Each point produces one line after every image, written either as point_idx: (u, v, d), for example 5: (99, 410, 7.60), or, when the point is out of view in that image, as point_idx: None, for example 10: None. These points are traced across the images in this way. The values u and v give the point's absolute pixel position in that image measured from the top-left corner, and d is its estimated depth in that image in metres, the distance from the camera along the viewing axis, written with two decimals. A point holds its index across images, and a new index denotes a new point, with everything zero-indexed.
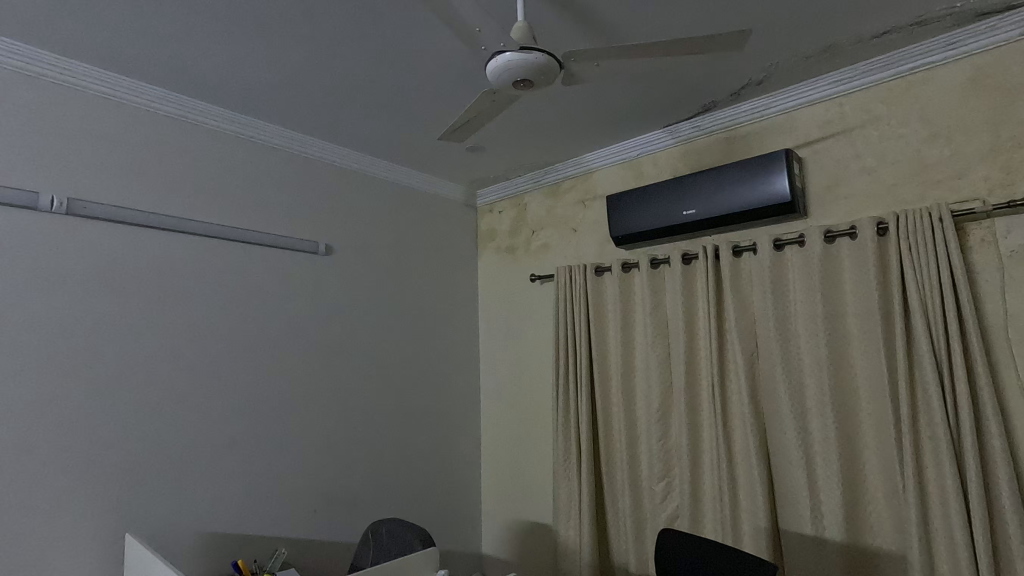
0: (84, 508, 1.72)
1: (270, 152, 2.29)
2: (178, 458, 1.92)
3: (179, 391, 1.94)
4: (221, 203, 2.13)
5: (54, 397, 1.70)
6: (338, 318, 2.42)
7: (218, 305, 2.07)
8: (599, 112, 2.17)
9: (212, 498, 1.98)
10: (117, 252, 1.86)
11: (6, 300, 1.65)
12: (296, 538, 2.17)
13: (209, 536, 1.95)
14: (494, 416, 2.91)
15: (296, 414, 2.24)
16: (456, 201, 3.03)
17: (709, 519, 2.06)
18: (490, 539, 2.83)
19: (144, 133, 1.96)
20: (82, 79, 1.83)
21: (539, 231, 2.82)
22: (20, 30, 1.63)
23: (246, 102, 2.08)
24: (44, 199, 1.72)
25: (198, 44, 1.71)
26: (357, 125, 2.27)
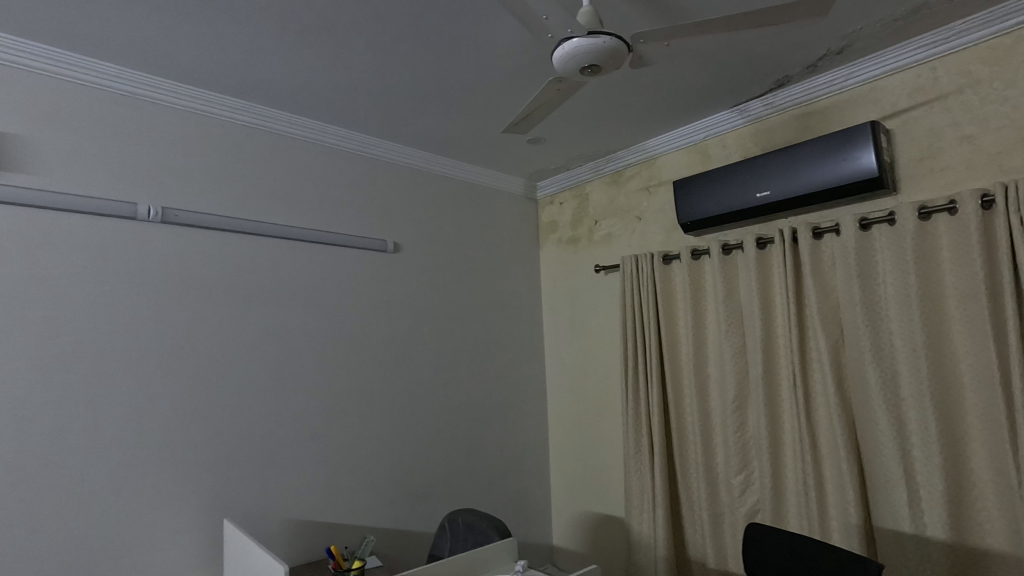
0: (186, 495, 1.85)
1: (339, 154, 2.37)
2: (265, 449, 2.03)
3: (264, 385, 2.05)
4: (296, 206, 2.22)
5: (157, 392, 1.84)
6: (407, 313, 2.48)
7: (296, 304, 2.17)
8: (663, 95, 2.11)
9: (298, 486, 2.08)
10: (206, 256, 1.99)
11: (113, 303, 1.79)
12: (376, 527, 2.25)
13: (297, 523, 2.06)
14: (561, 409, 2.90)
15: (371, 407, 2.31)
16: (517, 194, 3.03)
17: (794, 514, 1.97)
18: (561, 531, 2.83)
19: (225, 143, 2.07)
20: (169, 95, 1.95)
21: (603, 220, 2.77)
22: (116, 52, 1.77)
23: (316, 107, 2.16)
24: (141, 208, 1.85)
25: (271, 54, 1.79)
26: (421, 123, 2.31)
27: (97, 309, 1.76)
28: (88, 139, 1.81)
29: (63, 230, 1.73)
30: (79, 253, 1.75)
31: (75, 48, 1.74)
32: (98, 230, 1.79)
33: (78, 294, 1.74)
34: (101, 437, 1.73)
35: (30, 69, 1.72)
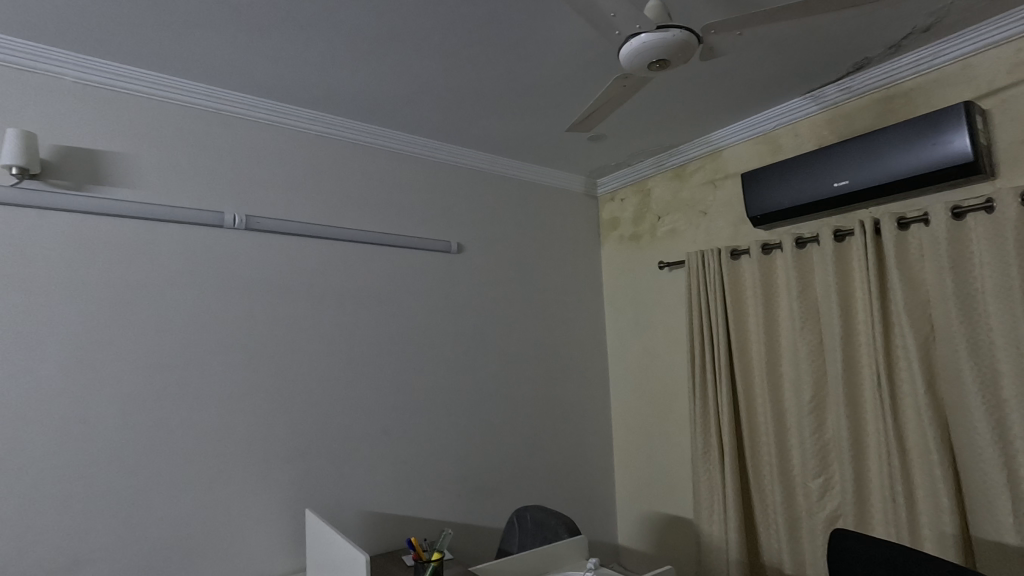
0: (271, 486, 1.97)
1: (405, 159, 2.44)
2: (341, 444, 2.12)
3: (339, 383, 2.15)
4: (365, 211, 2.31)
5: (245, 389, 1.96)
6: (471, 313, 2.53)
7: (367, 304, 2.26)
8: (731, 85, 2.05)
9: (372, 480, 2.17)
10: (285, 260, 2.10)
11: (205, 306, 1.93)
12: (444, 521, 2.31)
13: (371, 515, 2.15)
14: (625, 407, 2.87)
15: (439, 404, 2.37)
16: (577, 191, 3.02)
17: (879, 520, 1.87)
18: (626, 530, 2.81)
19: (300, 152, 2.18)
20: (249, 109, 2.08)
21: (665, 216, 2.72)
22: (204, 71, 1.89)
23: (383, 114, 2.24)
24: (228, 217, 1.98)
25: (343, 66, 1.87)
26: (483, 125, 2.34)
27: (191, 311, 1.90)
28: (181, 154, 1.95)
29: (160, 238, 1.88)
30: (174, 260, 1.90)
31: (168, 70, 1.88)
32: (190, 239, 1.93)
33: (174, 297, 1.88)
34: (196, 431, 1.86)
35: (129, 91, 1.88)
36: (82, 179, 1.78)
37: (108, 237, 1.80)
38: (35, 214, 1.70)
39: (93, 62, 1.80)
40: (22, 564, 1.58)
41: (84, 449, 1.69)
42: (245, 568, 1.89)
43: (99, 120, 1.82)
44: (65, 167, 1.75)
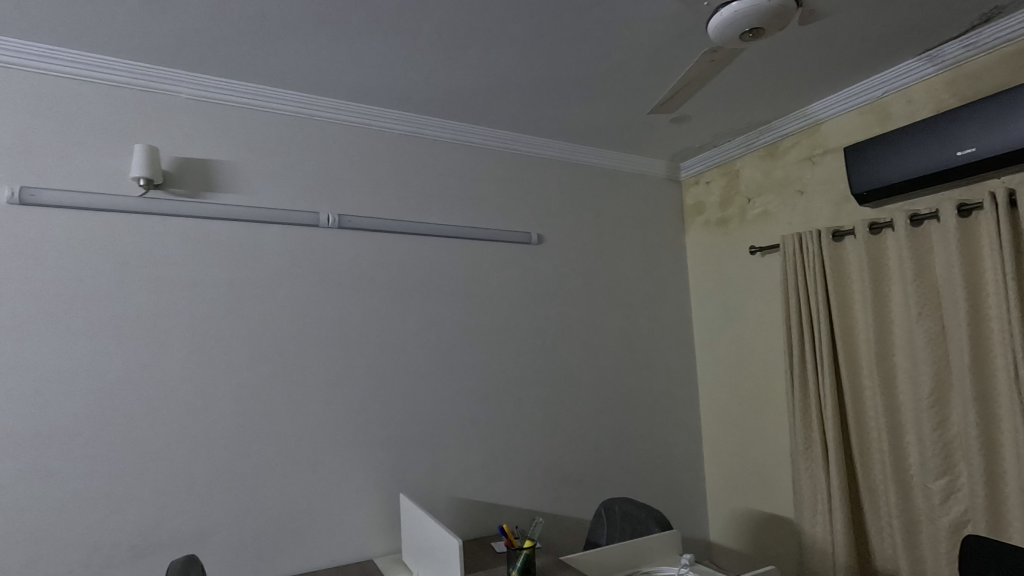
0: (368, 471, 2.07)
1: (484, 153, 2.47)
2: (431, 432, 2.19)
3: (427, 373, 2.22)
4: (447, 206, 2.36)
5: (341, 379, 2.08)
6: (553, 304, 2.52)
7: (451, 297, 2.31)
8: (832, 51, 1.88)
9: (460, 468, 2.22)
10: (374, 256, 2.19)
11: (304, 301, 2.06)
12: (531, 510, 2.33)
13: (461, 502, 2.21)
14: (715, 400, 2.75)
15: (522, 394, 2.39)
16: (659, 176, 2.92)
17: (1019, 529, 1.66)
18: (719, 528, 2.70)
19: (386, 152, 2.26)
20: (339, 113, 2.18)
21: (757, 198, 2.56)
22: (298, 80, 2.01)
23: (462, 110, 2.27)
24: (323, 217, 2.10)
25: (424, 65, 1.91)
26: (561, 113, 2.31)
27: (293, 306, 2.04)
28: (280, 159, 2.08)
29: (264, 239, 2.02)
30: (277, 258, 2.03)
31: (266, 80, 2.01)
32: (289, 238, 2.06)
33: (277, 293, 2.02)
34: (300, 417, 2.00)
35: (233, 103, 2.02)
36: (196, 187, 1.94)
37: (220, 239, 1.96)
38: (159, 220, 1.88)
39: (203, 78, 1.96)
40: (159, 533, 1.77)
41: (206, 432, 1.86)
42: (347, 547, 2.01)
43: (208, 132, 1.98)
44: (181, 176, 1.93)
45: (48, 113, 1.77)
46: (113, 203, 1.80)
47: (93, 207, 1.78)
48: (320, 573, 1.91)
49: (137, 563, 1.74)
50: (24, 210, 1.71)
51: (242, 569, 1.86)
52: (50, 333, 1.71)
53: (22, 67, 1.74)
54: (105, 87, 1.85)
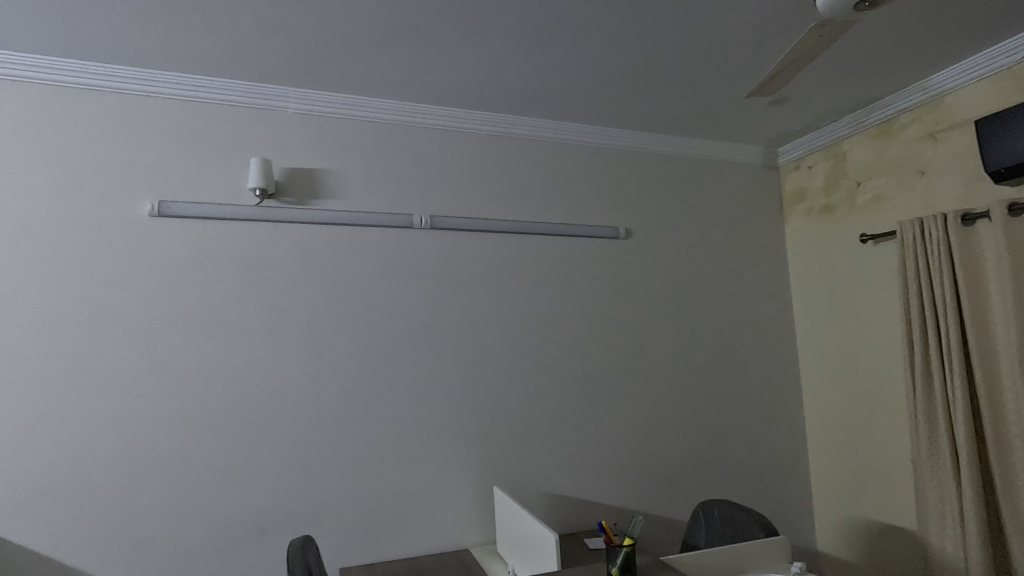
0: (462, 463, 2.14)
1: (569, 148, 2.45)
2: (522, 427, 2.22)
3: (517, 369, 2.25)
4: (533, 203, 2.37)
5: (436, 374, 2.15)
6: (642, 299, 2.47)
7: (539, 294, 2.32)
8: (960, 13, 1.69)
9: (551, 463, 2.24)
10: (465, 255, 2.25)
11: (400, 299, 2.15)
12: (624, 508, 2.30)
13: (552, 497, 2.22)
14: (821, 399, 2.56)
15: (612, 390, 2.36)
16: (754, 163, 2.76)
17: None
18: (827, 536, 2.53)
19: (474, 152, 2.32)
20: (429, 118, 2.26)
21: (867, 181, 2.36)
22: (392, 89, 2.11)
23: (548, 106, 2.27)
24: (416, 218, 2.19)
25: (511, 65, 1.94)
26: (649, 104, 2.25)
27: (390, 304, 2.14)
28: (375, 165, 2.19)
29: (363, 241, 2.14)
30: (376, 259, 2.14)
31: (364, 91, 2.13)
32: (386, 240, 2.17)
33: (376, 293, 2.13)
34: (400, 410, 2.10)
35: (334, 114, 2.15)
36: (304, 195, 2.09)
37: (325, 242, 2.09)
38: (273, 227, 2.05)
39: (308, 93, 2.11)
40: (279, 513, 1.93)
41: (317, 422, 2.01)
42: (445, 535, 2.09)
43: (313, 143, 2.13)
44: (291, 185, 2.08)
45: (180, 133, 1.98)
46: (235, 213, 1.98)
47: (217, 217, 1.97)
48: (421, 559, 2.01)
49: (260, 539, 1.91)
50: (161, 222, 1.93)
51: (352, 550, 1.98)
52: (185, 331, 1.91)
53: (162, 94, 1.97)
54: (224, 106, 2.04)
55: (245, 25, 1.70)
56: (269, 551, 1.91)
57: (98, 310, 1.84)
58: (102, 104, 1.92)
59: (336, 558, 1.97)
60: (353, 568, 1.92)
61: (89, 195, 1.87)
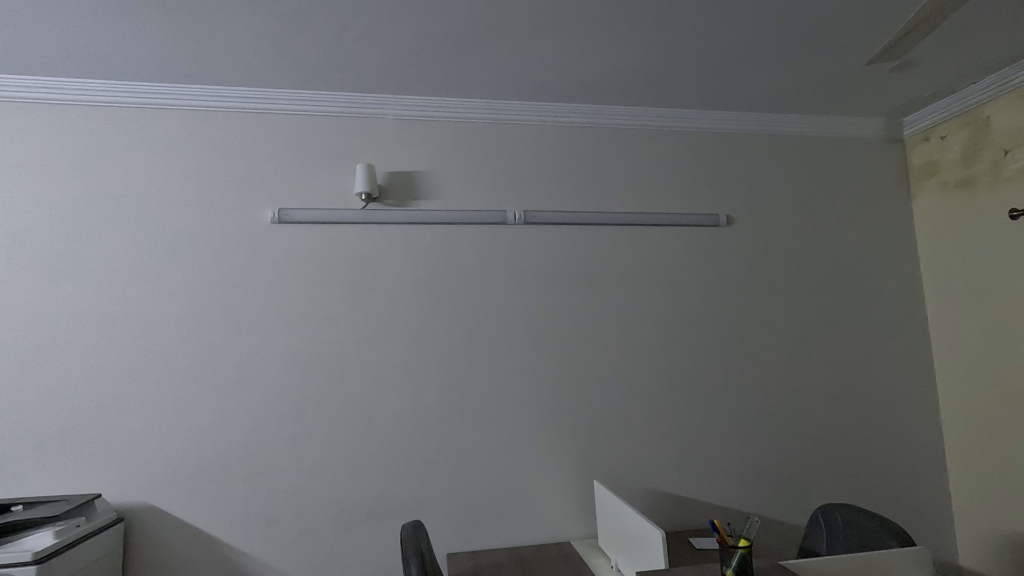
0: (560, 457, 2.15)
1: (664, 135, 2.37)
2: (620, 422, 2.19)
3: (614, 362, 2.22)
4: (627, 193, 2.32)
5: (533, 368, 2.18)
6: (746, 289, 2.33)
7: (635, 286, 2.27)
8: None
9: (651, 459, 2.18)
10: (558, 248, 2.25)
11: (496, 294, 2.19)
12: (731, 508, 2.20)
13: (653, 494, 2.17)
14: (961, 397, 2.29)
15: (716, 386, 2.26)
16: (874, 137, 2.51)
17: None
18: (971, 550, 2.25)
19: (565, 146, 2.31)
20: (520, 114, 2.28)
21: (1016, 148, 2.06)
22: (485, 88, 2.15)
23: (641, 93, 2.21)
24: (510, 214, 2.22)
25: (602, 54, 1.91)
26: (750, 81, 2.12)
27: (487, 299, 2.19)
28: (469, 164, 2.25)
29: (460, 239, 2.20)
30: (472, 256, 2.20)
31: (458, 92, 2.19)
32: (482, 237, 2.22)
33: (473, 288, 2.19)
34: (498, 402, 2.14)
35: (430, 117, 2.24)
36: (405, 197, 2.19)
37: (424, 241, 2.18)
38: (377, 228, 2.17)
39: (406, 99, 2.20)
40: (389, 498, 2.05)
41: (421, 413, 2.10)
42: (545, 527, 2.11)
43: (411, 147, 2.22)
44: (392, 188, 2.19)
45: (295, 146, 2.15)
46: (344, 217, 2.12)
47: (327, 221, 2.12)
48: (523, 549, 2.04)
49: (373, 522, 2.04)
50: (279, 228, 2.11)
51: (456, 537, 2.06)
52: (302, 328, 2.08)
53: (279, 111, 2.15)
54: (330, 118, 2.19)
55: (349, 40, 1.81)
56: (382, 533, 2.04)
57: (231, 310, 2.05)
58: (229, 124, 2.13)
59: (442, 544, 2.05)
60: (458, 554, 2.00)
61: (220, 207, 2.09)
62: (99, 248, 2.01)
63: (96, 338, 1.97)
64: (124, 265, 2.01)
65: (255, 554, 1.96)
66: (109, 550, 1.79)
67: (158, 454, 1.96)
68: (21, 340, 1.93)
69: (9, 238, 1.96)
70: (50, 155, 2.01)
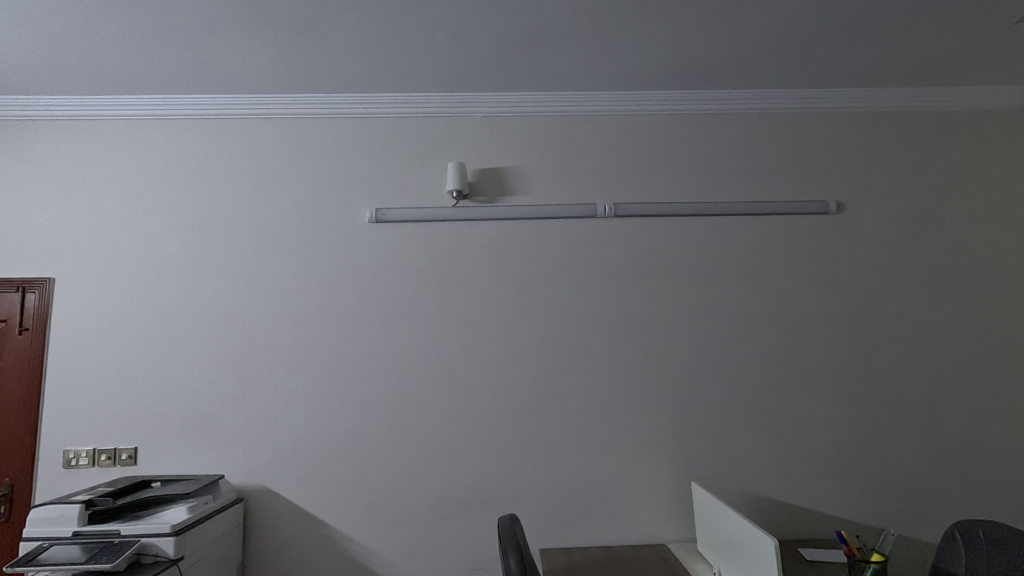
0: (654, 457, 2.08)
1: (764, 118, 2.23)
2: (718, 422, 2.08)
3: (711, 359, 2.12)
4: (724, 182, 2.20)
5: (625, 364, 2.12)
6: (860, 281, 2.15)
7: (734, 279, 2.15)
8: None
9: (753, 462, 2.06)
10: (651, 241, 2.18)
11: (586, 289, 2.16)
12: (844, 518, 2.03)
13: (756, 499, 2.05)
14: None
15: (826, 385, 2.10)
16: (1012, 107, 2.23)
17: None
18: None
19: (657, 135, 2.23)
20: (609, 104, 2.23)
21: None
22: (574, 79, 2.12)
23: (739, 75, 2.09)
24: (599, 207, 2.17)
25: (699, 35, 1.82)
26: (866, 54, 1.95)
27: (577, 294, 2.16)
28: (558, 158, 2.23)
29: (549, 233, 2.19)
30: (562, 250, 2.18)
31: (546, 86, 2.17)
32: (571, 231, 2.19)
33: (563, 283, 2.17)
34: (590, 399, 2.11)
35: (518, 113, 2.24)
36: (494, 193, 2.21)
37: (513, 236, 2.19)
38: (468, 225, 2.20)
39: (494, 96, 2.22)
40: (482, 490, 2.08)
41: (512, 408, 2.11)
42: (639, 527, 2.06)
43: (499, 143, 2.24)
44: (481, 185, 2.22)
45: (389, 147, 2.23)
46: (437, 215, 2.17)
47: (421, 218, 2.18)
48: (616, 549, 2.00)
49: (467, 513, 2.07)
50: (376, 226, 2.20)
51: (548, 533, 2.05)
52: (398, 322, 2.15)
53: (375, 114, 2.24)
54: (422, 117, 2.25)
55: (441, 39, 1.84)
56: (475, 525, 2.07)
57: (333, 305, 2.16)
58: (329, 128, 2.24)
59: (534, 539, 2.05)
60: (551, 550, 1.99)
61: (322, 207, 2.20)
62: (217, 248, 2.18)
63: (216, 330, 2.15)
64: (241, 264, 2.18)
65: (357, 538, 2.06)
66: (231, 527, 1.94)
67: (271, 440, 2.10)
68: (156, 332, 2.14)
69: (145, 240, 2.18)
70: (178, 164, 2.21)
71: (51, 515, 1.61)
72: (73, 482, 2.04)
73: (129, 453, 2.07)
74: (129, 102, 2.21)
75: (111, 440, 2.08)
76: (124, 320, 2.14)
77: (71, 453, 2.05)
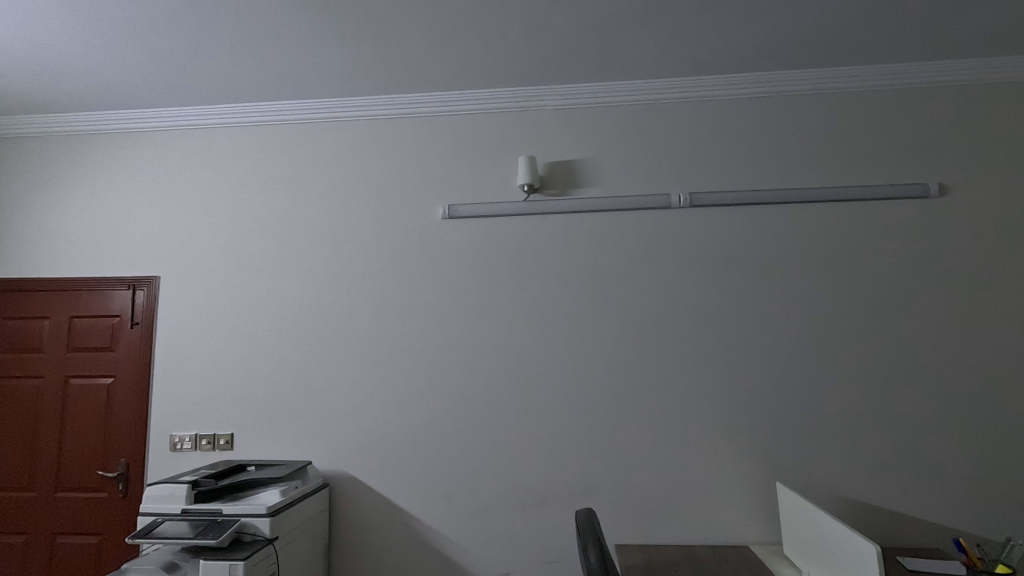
0: (735, 455, 2.00)
1: (852, 98, 2.09)
2: (805, 420, 1.98)
3: (796, 354, 2.01)
4: (809, 167, 2.08)
5: (703, 359, 2.06)
6: (966, 269, 1.97)
7: (821, 269, 2.03)
8: None
9: (844, 463, 1.95)
10: (729, 231, 2.09)
11: (661, 281, 2.11)
12: (949, 526, 1.88)
13: (848, 502, 1.93)
14: None
15: (926, 382, 1.94)
16: None
17: None
18: None
19: (734, 120, 2.14)
20: (683, 91, 2.16)
21: None
22: (647, 67, 2.07)
23: (826, 52, 1.97)
24: (674, 198, 2.11)
25: (784, 13, 1.73)
26: (974, 21, 1.78)
27: (651, 287, 2.11)
28: (630, 149, 2.18)
29: (622, 225, 2.15)
30: (635, 243, 2.14)
31: (617, 75, 2.14)
32: (644, 223, 2.14)
33: (637, 276, 2.12)
34: (665, 394, 2.06)
35: (588, 105, 2.21)
36: (564, 186, 2.20)
37: (585, 229, 2.17)
38: (539, 219, 2.20)
39: (564, 89, 2.21)
40: (556, 484, 2.08)
41: (585, 402, 2.10)
42: (719, 528, 1.99)
43: (569, 136, 2.22)
44: (552, 179, 2.21)
45: (460, 145, 2.27)
46: (507, 210, 2.19)
47: (492, 214, 2.20)
48: (696, 548, 1.94)
49: (542, 507, 2.08)
50: (449, 222, 2.24)
51: (624, 529, 2.03)
52: (471, 317, 2.19)
53: (446, 113, 2.28)
54: (493, 114, 2.27)
55: (514, 34, 1.84)
56: (550, 518, 2.07)
57: (408, 300, 2.22)
58: (403, 128, 2.30)
59: (610, 534, 2.03)
60: (628, 547, 1.96)
61: (397, 205, 2.27)
62: (300, 246, 2.30)
63: (301, 324, 2.26)
64: (321, 262, 2.28)
65: (435, 526, 2.12)
66: (318, 511, 2.05)
67: (352, 430, 2.19)
68: (247, 326, 2.28)
69: (235, 240, 2.33)
70: (263, 167, 2.35)
71: (164, 493, 1.75)
72: (178, 464, 2.22)
73: (227, 438, 2.22)
74: (220, 111, 2.36)
75: (210, 426, 2.24)
76: (218, 314, 2.30)
77: (176, 438, 2.23)
